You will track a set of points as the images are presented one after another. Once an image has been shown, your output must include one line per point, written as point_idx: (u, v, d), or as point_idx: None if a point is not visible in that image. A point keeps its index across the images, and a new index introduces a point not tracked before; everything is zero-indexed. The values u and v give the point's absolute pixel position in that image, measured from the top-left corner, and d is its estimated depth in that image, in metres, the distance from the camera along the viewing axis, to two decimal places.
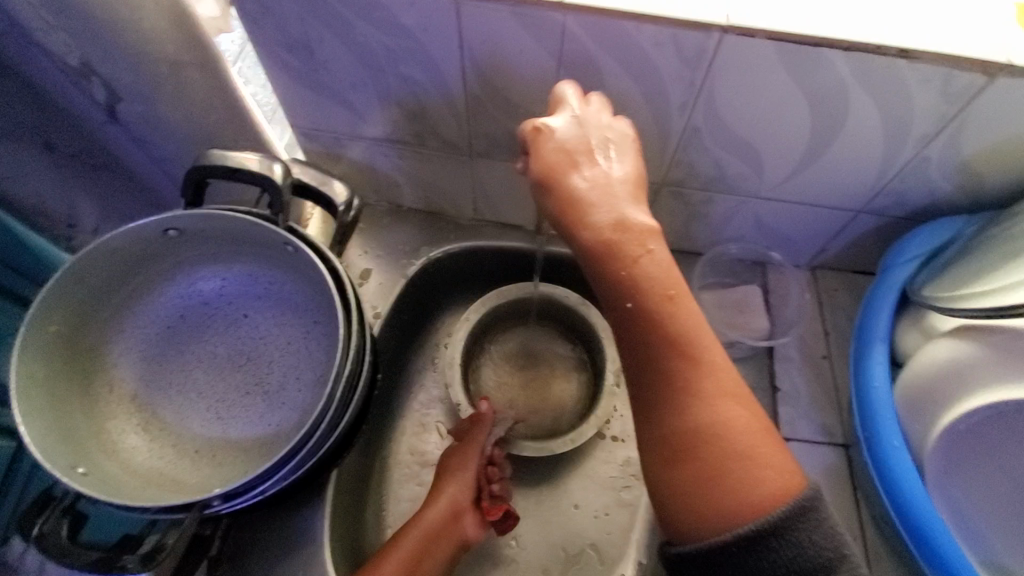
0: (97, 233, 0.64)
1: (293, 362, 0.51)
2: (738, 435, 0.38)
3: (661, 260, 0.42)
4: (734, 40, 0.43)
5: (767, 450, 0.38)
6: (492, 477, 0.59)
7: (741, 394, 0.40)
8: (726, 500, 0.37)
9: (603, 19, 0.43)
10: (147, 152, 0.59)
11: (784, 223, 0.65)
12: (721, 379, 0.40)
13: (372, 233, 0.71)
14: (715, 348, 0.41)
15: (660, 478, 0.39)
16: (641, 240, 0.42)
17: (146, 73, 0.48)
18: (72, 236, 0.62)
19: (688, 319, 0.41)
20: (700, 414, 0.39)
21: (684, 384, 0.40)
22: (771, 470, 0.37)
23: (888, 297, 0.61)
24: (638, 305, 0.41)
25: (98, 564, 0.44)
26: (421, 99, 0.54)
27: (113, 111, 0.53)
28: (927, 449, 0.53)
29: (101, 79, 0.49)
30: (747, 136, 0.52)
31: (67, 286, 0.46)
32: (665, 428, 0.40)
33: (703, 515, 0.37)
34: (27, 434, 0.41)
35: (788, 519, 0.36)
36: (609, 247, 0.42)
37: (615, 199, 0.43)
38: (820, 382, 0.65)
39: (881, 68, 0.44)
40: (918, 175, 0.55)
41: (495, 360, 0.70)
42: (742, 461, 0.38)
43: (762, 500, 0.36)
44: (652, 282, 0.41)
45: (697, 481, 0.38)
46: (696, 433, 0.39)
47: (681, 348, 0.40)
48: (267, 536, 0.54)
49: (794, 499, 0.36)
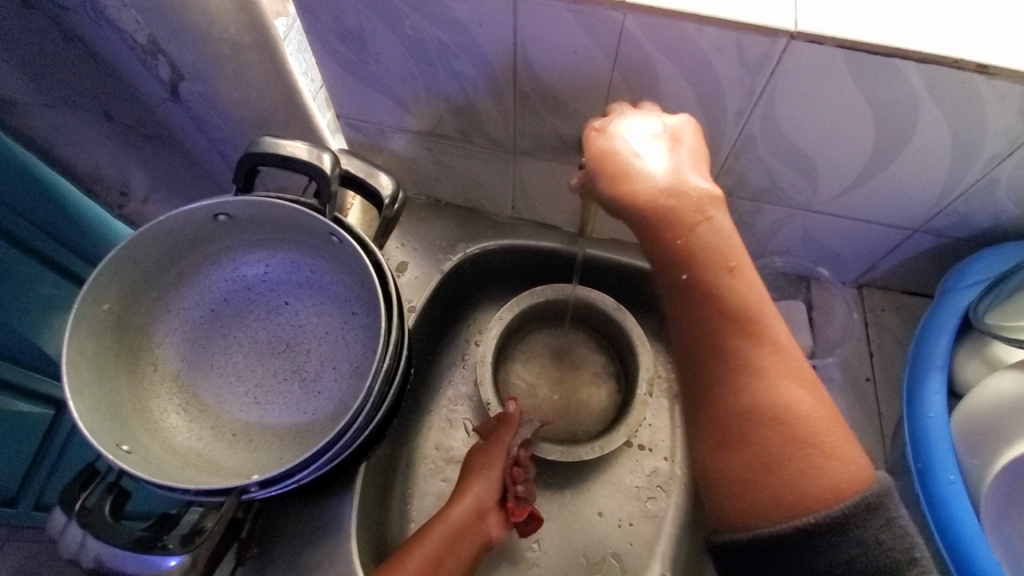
0: (145, 203, 0.70)
1: (330, 351, 0.52)
2: (801, 420, 0.37)
3: (721, 228, 0.40)
4: (801, 46, 0.41)
5: (833, 437, 0.37)
6: (516, 478, 0.58)
7: (807, 378, 0.38)
8: (788, 487, 0.36)
9: (664, 21, 0.41)
10: (205, 131, 0.59)
11: (834, 238, 0.62)
12: (785, 359, 0.38)
13: (411, 225, 0.71)
14: (778, 324, 0.39)
15: (714, 461, 0.39)
16: (700, 206, 0.40)
17: (210, 53, 0.48)
18: (124, 204, 0.68)
19: (748, 292, 0.39)
20: (758, 394, 0.38)
21: (742, 362, 0.38)
22: (837, 460, 0.36)
23: (948, 322, 0.59)
24: (693, 277, 0.40)
25: (139, 544, 0.44)
26: (469, 95, 0.53)
27: (175, 88, 0.53)
28: (984, 488, 0.51)
29: (167, 58, 0.49)
30: (804, 146, 0.50)
31: (120, 265, 0.47)
32: (718, 408, 0.39)
33: (756, 503, 0.36)
34: (76, 409, 0.42)
35: (853, 515, 0.34)
36: (664, 214, 0.40)
37: (675, 164, 0.41)
38: (861, 405, 0.63)
39: (956, 82, 0.41)
40: (984, 197, 0.52)
41: (532, 347, 0.70)
42: (805, 449, 0.36)
43: (823, 493, 0.35)
44: (710, 252, 0.40)
45: (752, 468, 0.37)
46: (753, 414, 0.38)
47: (741, 324, 0.39)
48: (297, 522, 0.55)
49: (860, 495, 0.34)
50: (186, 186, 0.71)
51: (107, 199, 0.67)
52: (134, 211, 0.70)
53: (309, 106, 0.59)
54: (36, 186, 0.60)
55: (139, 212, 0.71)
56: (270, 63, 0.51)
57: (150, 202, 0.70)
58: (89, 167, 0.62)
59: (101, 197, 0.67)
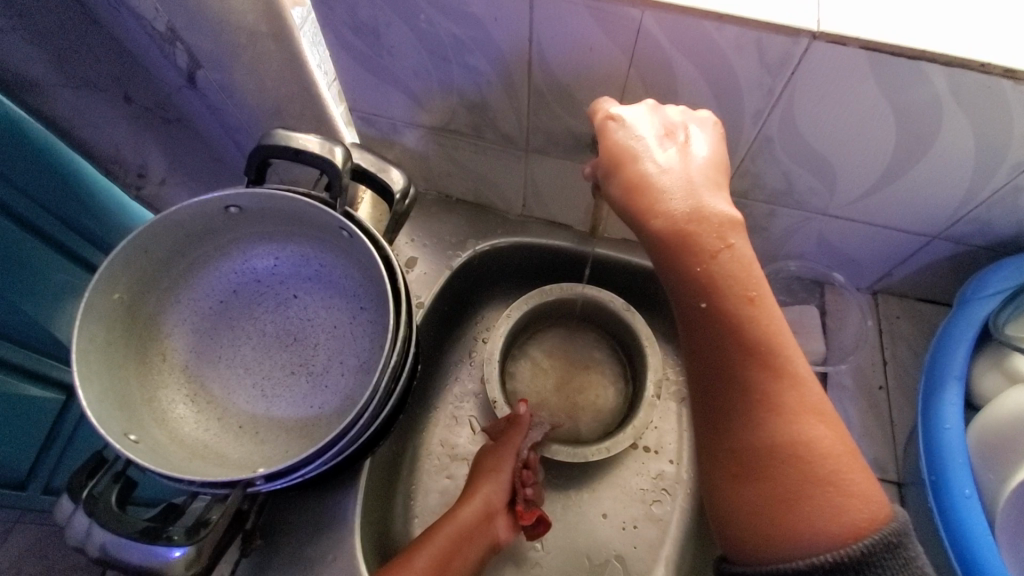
0: (163, 184, 0.69)
1: (338, 346, 0.51)
2: (821, 458, 0.35)
3: (741, 257, 0.39)
4: (823, 47, 0.40)
5: (854, 475, 0.35)
6: (526, 481, 0.58)
7: (826, 413, 0.37)
8: (804, 525, 0.34)
9: (684, 19, 0.41)
10: (220, 119, 0.59)
11: (850, 244, 0.61)
12: (803, 394, 0.37)
13: (421, 221, 0.71)
14: (798, 357, 0.38)
15: (727, 492, 0.37)
16: (721, 233, 0.39)
17: (227, 41, 0.48)
18: (141, 186, 0.68)
19: (768, 322, 0.38)
20: (778, 430, 0.36)
21: (761, 396, 0.37)
22: (856, 499, 0.34)
23: (967, 332, 0.57)
24: (712, 306, 0.39)
25: (143, 534, 0.44)
26: (483, 91, 0.53)
27: (192, 76, 0.53)
28: (1001, 501, 0.50)
29: (184, 45, 0.49)
30: (823, 149, 0.49)
31: (131, 256, 0.47)
32: (734, 441, 0.38)
33: (771, 538, 0.35)
34: (84, 398, 0.42)
35: (873, 553, 0.32)
36: (684, 238, 0.39)
37: (694, 185, 0.40)
38: (873, 413, 0.62)
39: (981, 86, 0.40)
40: (1007, 204, 0.51)
41: (541, 351, 0.70)
42: (823, 487, 0.35)
43: (842, 531, 0.33)
44: (730, 280, 0.39)
45: (767, 501, 0.35)
46: (771, 449, 0.36)
47: (761, 355, 0.37)
48: (302, 515, 0.55)
49: (878, 533, 0.33)
50: (207, 174, 0.70)
51: (125, 180, 0.67)
52: (151, 193, 0.69)
53: (326, 99, 0.58)
54: (44, 163, 0.60)
55: (156, 193, 0.70)
56: (286, 53, 0.51)
57: (166, 184, 0.69)
58: (108, 150, 0.62)
59: (120, 178, 0.67)
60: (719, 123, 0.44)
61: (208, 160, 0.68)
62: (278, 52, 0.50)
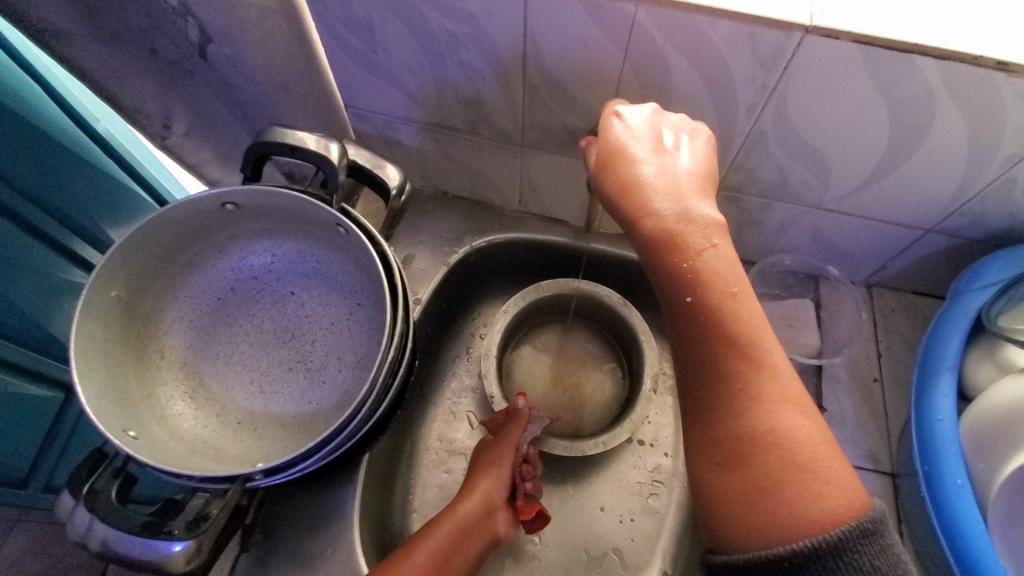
0: (186, 137, 0.66)
1: (335, 342, 0.52)
2: (799, 446, 0.36)
3: (726, 256, 0.39)
4: (816, 41, 0.40)
5: (832, 464, 0.35)
6: (525, 475, 0.59)
7: (804, 404, 0.37)
8: (783, 514, 0.34)
9: (676, 13, 0.41)
10: (230, 93, 0.59)
11: (844, 237, 0.62)
12: (784, 386, 0.37)
13: (419, 217, 0.71)
14: (777, 351, 0.38)
15: (711, 483, 0.37)
16: (708, 234, 0.40)
17: (237, 17, 0.49)
18: (167, 136, 0.65)
19: (750, 318, 0.38)
20: (758, 420, 0.36)
21: (742, 387, 0.37)
22: (833, 487, 0.34)
23: (958, 325, 0.58)
24: (698, 300, 0.39)
25: (144, 528, 0.45)
26: (479, 87, 0.53)
27: (203, 50, 0.53)
28: (992, 490, 0.51)
29: (196, 20, 0.49)
30: (817, 143, 0.50)
31: (128, 252, 0.48)
32: (718, 431, 0.38)
33: (753, 526, 0.35)
34: (84, 395, 0.43)
35: (849, 538, 0.32)
36: (673, 237, 0.40)
37: (682, 189, 0.41)
38: (868, 406, 0.63)
39: (973, 79, 0.40)
40: (1000, 198, 0.51)
41: (536, 347, 0.70)
42: (801, 474, 0.35)
43: (820, 518, 0.33)
44: (715, 278, 0.39)
45: (749, 490, 0.35)
46: (751, 439, 0.36)
47: (743, 348, 0.38)
48: (300, 510, 0.55)
49: (855, 520, 0.33)
50: (213, 162, 0.71)
51: (149, 130, 0.64)
52: (175, 144, 0.66)
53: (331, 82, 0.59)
54: (38, 150, 0.60)
55: (180, 145, 0.67)
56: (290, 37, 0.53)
57: (189, 138, 0.66)
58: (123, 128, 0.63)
59: (145, 128, 0.63)
60: (712, 135, 0.45)
61: (213, 150, 0.69)
62: (287, 30, 0.51)
